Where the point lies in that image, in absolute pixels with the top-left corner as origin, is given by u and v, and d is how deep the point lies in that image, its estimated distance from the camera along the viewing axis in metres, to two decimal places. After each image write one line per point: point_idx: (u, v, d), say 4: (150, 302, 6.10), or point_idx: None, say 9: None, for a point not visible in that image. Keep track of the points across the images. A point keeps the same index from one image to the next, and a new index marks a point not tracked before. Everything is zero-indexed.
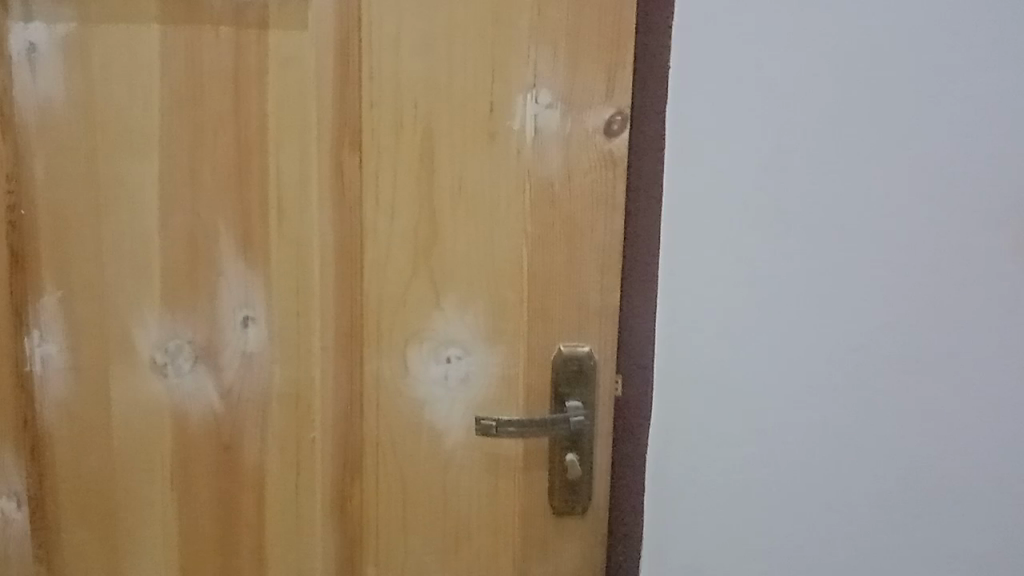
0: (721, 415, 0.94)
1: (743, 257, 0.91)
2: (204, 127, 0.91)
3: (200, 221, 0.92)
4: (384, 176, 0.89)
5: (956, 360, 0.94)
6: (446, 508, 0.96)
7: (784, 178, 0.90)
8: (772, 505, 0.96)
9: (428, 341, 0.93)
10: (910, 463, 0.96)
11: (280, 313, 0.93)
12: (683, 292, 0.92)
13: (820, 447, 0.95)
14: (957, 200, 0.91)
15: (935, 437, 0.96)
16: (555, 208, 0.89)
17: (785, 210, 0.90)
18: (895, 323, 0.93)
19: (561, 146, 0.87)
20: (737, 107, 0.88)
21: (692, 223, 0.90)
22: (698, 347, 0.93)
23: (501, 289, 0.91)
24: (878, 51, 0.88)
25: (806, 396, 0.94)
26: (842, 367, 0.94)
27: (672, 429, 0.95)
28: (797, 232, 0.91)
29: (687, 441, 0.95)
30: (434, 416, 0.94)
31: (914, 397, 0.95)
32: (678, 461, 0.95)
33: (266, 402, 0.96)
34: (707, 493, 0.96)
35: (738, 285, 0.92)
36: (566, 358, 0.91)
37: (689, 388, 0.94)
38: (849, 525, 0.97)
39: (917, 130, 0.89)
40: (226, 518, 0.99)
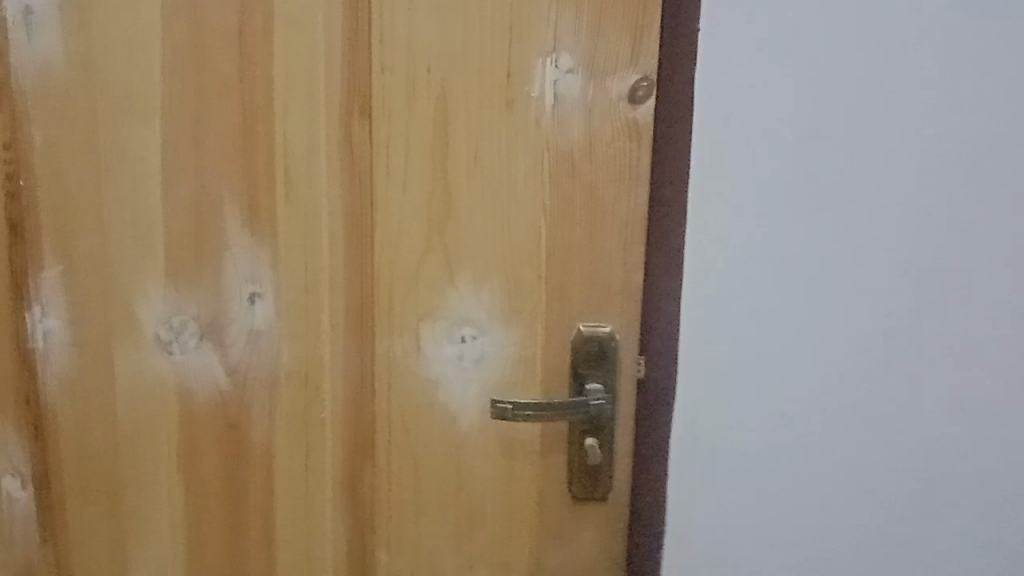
0: (747, 400, 0.90)
1: (773, 238, 0.86)
2: (208, 93, 0.86)
3: (205, 192, 0.88)
4: (396, 146, 0.85)
5: (1000, 345, 0.89)
6: (460, 493, 0.93)
7: (818, 154, 0.84)
8: (799, 497, 0.92)
9: (441, 319, 0.89)
10: (948, 452, 0.91)
11: (287, 289, 0.89)
12: (710, 274, 0.87)
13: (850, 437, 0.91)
14: (1006, 173, 0.85)
15: (975, 425, 0.90)
16: (576, 180, 0.84)
17: (818, 188, 0.85)
18: (935, 305, 0.88)
19: (583, 114, 0.82)
20: (771, 75, 0.83)
21: (720, 201, 0.85)
22: (723, 332, 0.88)
23: (518, 266, 0.87)
24: (924, 14, 0.82)
25: (837, 384, 0.90)
26: (876, 354, 0.89)
27: (695, 417, 0.90)
28: (831, 212, 0.86)
29: (713, 427, 0.91)
30: (448, 396, 0.91)
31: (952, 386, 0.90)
32: (702, 450, 0.91)
33: (274, 381, 0.92)
34: (730, 484, 0.92)
35: (767, 267, 0.87)
36: (587, 339, 0.87)
37: (713, 375, 0.89)
38: (880, 518, 0.92)
39: (962, 102, 0.84)
40: (234, 498, 0.96)
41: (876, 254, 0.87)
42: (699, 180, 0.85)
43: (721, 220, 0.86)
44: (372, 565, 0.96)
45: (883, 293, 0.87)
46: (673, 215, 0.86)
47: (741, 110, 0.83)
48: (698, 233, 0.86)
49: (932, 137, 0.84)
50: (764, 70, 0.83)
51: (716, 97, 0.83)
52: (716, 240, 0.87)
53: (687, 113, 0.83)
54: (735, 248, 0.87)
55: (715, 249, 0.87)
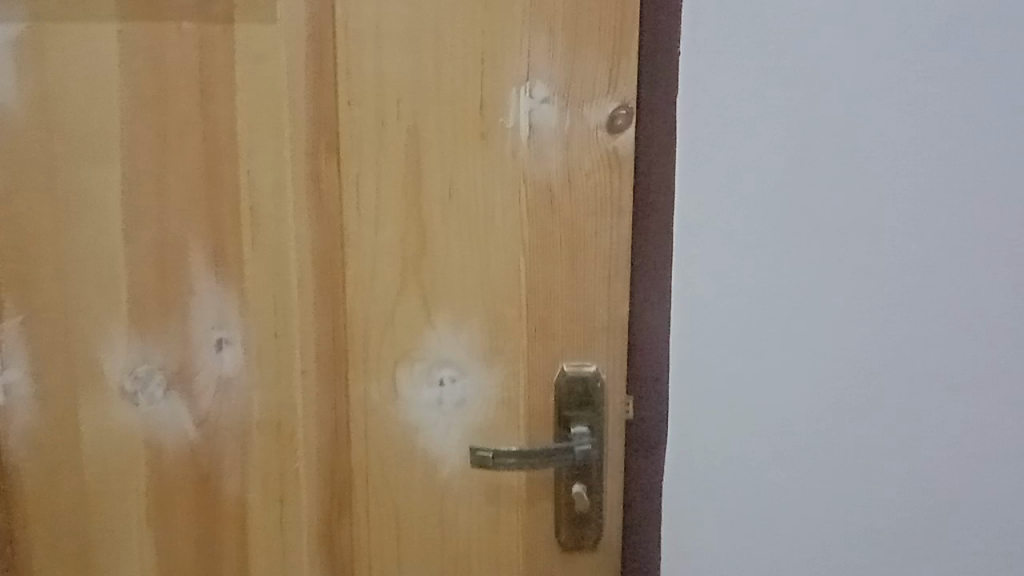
0: (741, 433, 0.89)
1: (759, 266, 0.85)
2: (170, 132, 0.83)
3: (170, 234, 0.85)
4: (366, 182, 0.81)
5: (987, 368, 0.89)
6: (444, 543, 0.88)
7: (801, 181, 0.84)
8: (794, 529, 0.91)
9: (419, 361, 0.85)
10: (940, 478, 0.91)
11: (257, 334, 0.85)
12: (697, 304, 0.86)
13: (842, 463, 0.90)
14: (987, 196, 0.85)
15: (965, 449, 0.90)
16: (555, 214, 0.80)
17: (803, 215, 0.85)
18: (923, 330, 0.88)
19: (561, 144, 0.79)
20: (754, 104, 0.82)
21: (704, 231, 0.85)
22: (713, 363, 0.87)
23: (498, 304, 0.83)
24: (902, 39, 0.82)
25: (828, 411, 0.89)
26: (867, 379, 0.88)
27: (686, 448, 0.89)
28: (816, 238, 0.85)
29: (706, 461, 0.90)
30: (428, 442, 0.86)
31: (941, 407, 0.89)
32: (696, 486, 0.90)
33: (246, 430, 0.88)
34: (723, 515, 0.91)
35: (754, 295, 0.86)
36: (571, 379, 0.83)
37: (703, 406, 0.88)
38: (874, 543, 0.92)
39: (942, 125, 0.84)
40: (208, 555, 0.91)
41: (863, 279, 0.86)
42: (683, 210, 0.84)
43: (706, 250, 0.85)
44: None
45: (872, 319, 0.87)
46: (658, 248, 0.81)
47: (722, 139, 0.83)
48: (683, 264, 0.85)
49: (913, 161, 0.84)
50: (744, 98, 0.82)
51: (700, 127, 0.83)
52: (701, 270, 0.86)
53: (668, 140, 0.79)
54: (721, 277, 0.86)
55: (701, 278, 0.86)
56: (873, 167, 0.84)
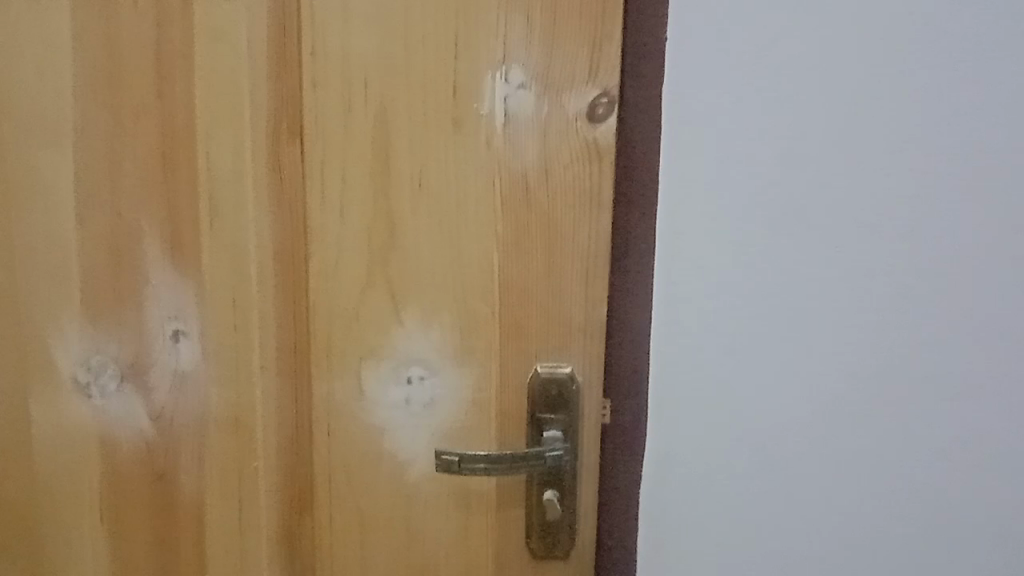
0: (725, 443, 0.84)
1: (752, 266, 0.80)
2: (124, 112, 0.78)
3: (123, 220, 0.80)
4: (332, 169, 0.77)
5: (991, 382, 0.83)
6: (410, 549, 0.84)
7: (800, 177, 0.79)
8: (780, 547, 0.86)
9: (386, 359, 0.80)
10: (936, 497, 0.85)
11: (215, 327, 0.81)
12: (684, 306, 0.81)
13: (838, 477, 0.85)
14: (995, 198, 0.80)
15: (965, 467, 0.85)
16: (531, 207, 0.75)
17: (801, 213, 0.80)
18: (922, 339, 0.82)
19: (538, 134, 0.74)
20: (745, 94, 0.77)
21: (695, 229, 0.80)
22: (701, 370, 0.82)
23: (470, 300, 0.78)
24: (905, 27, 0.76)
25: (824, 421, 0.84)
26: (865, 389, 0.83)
27: (671, 458, 0.84)
28: (815, 239, 0.80)
29: (688, 473, 0.85)
30: (395, 444, 0.82)
31: (948, 418, 0.84)
32: (677, 498, 0.85)
33: (203, 427, 0.84)
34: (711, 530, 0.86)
35: (746, 297, 0.81)
36: (544, 382, 0.79)
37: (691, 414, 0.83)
38: (871, 564, 0.87)
39: (955, 118, 0.78)
40: (162, 557, 0.87)
41: (864, 283, 0.81)
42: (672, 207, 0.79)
43: (697, 248, 0.80)
44: None
45: (867, 326, 0.82)
46: (639, 244, 0.78)
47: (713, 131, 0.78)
48: (671, 264, 0.80)
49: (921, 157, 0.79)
50: (737, 89, 0.77)
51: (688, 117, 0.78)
52: (691, 271, 0.81)
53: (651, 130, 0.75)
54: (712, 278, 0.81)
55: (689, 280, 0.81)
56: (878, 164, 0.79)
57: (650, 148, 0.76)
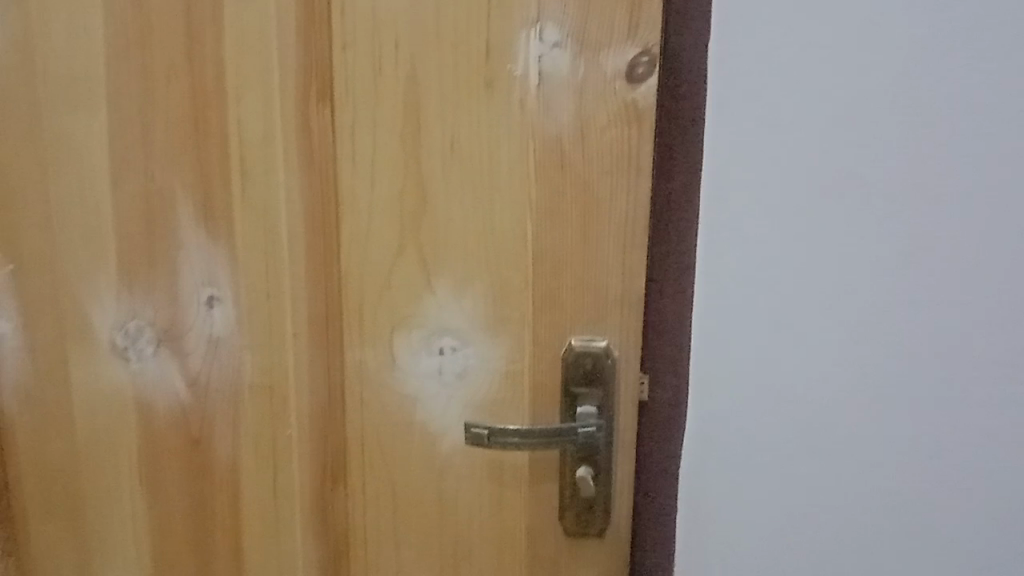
0: (767, 434, 0.81)
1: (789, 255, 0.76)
2: (156, 75, 0.77)
3: (156, 185, 0.79)
4: (362, 133, 0.74)
5: None
6: (442, 521, 0.83)
7: (843, 161, 0.74)
8: (827, 545, 0.83)
9: (418, 328, 0.79)
10: (1006, 499, 0.79)
11: (248, 293, 0.80)
12: (720, 294, 0.78)
13: (877, 473, 0.80)
14: None
15: None
16: (566, 172, 0.72)
17: (841, 199, 0.75)
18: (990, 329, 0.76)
19: (574, 95, 0.70)
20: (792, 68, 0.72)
21: (730, 214, 0.76)
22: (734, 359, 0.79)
23: (503, 270, 0.75)
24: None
25: (865, 417, 0.79)
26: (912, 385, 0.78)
27: (708, 451, 0.82)
28: (859, 226, 0.75)
29: (730, 464, 0.82)
30: (427, 414, 0.81)
31: (1003, 422, 0.78)
32: (718, 490, 0.82)
33: (237, 393, 0.83)
34: (743, 520, 0.83)
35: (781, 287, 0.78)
36: (579, 355, 0.76)
37: (723, 403, 0.81)
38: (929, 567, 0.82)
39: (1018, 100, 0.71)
40: (200, 520, 0.88)
41: (911, 273, 0.75)
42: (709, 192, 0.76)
43: (732, 235, 0.77)
44: None
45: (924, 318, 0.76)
46: (682, 213, 0.74)
47: (750, 112, 0.74)
48: (707, 251, 0.77)
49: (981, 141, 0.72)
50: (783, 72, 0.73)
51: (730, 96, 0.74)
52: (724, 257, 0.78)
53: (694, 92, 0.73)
54: (746, 265, 0.78)
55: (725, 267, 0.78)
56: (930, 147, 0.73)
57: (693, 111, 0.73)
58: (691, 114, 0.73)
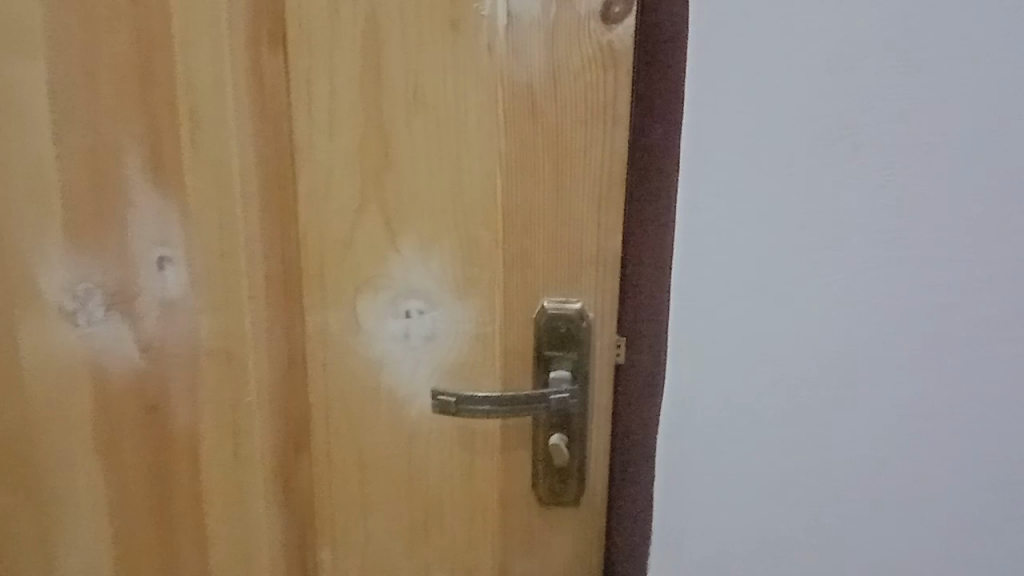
0: (742, 397, 0.83)
1: (769, 211, 0.77)
2: (96, 17, 0.71)
3: (102, 137, 0.74)
4: (319, 79, 0.69)
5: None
6: (411, 490, 0.79)
7: (823, 118, 0.75)
8: (795, 503, 0.85)
9: (383, 290, 0.74)
10: (962, 456, 0.82)
11: (202, 252, 0.76)
12: (699, 251, 0.79)
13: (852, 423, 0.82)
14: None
15: (994, 427, 0.81)
16: (537, 122, 0.67)
17: (819, 156, 0.76)
18: (953, 295, 0.78)
19: (546, 36, 0.65)
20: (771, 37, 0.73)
21: (712, 172, 0.77)
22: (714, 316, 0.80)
23: (472, 226, 0.71)
24: None
25: (840, 370, 0.81)
26: (886, 338, 0.80)
27: (685, 413, 0.83)
28: (839, 181, 0.76)
29: (706, 425, 0.83)
30: (394, 380, 0.77)
31: (969, 372, 0.80)
32: (693, 450, 0.84)
33: (194, 358, 0.79)
34: (725, 472, 0.85)
35: (763, 243, 0.78)
36: (552, 317, 0.72)
37: (705, 359, 0.82)
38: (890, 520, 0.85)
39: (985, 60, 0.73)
40: (159, 489, 0.84)
41: (888, 227, 0.77)
42: (688, 148, 0.76)
43: (714, 192, 0.77)
44: (314, 563, 0.84)
45: (892, 283, 0.78)
46: (662, 165, 0.69)
47: (732, 70, 0.74)
48: (688, 208, 0.77)
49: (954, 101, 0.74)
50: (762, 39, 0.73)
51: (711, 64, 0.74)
52: (705, 215, 0.78)
53: (676, 33, 0.66)
54: (728, 223, 0.78)
55: (704, 225, 0.78)
56: (906, 106, 0.74)
57: (674, 55, 0.66)
58: (672, 57, 0.66)
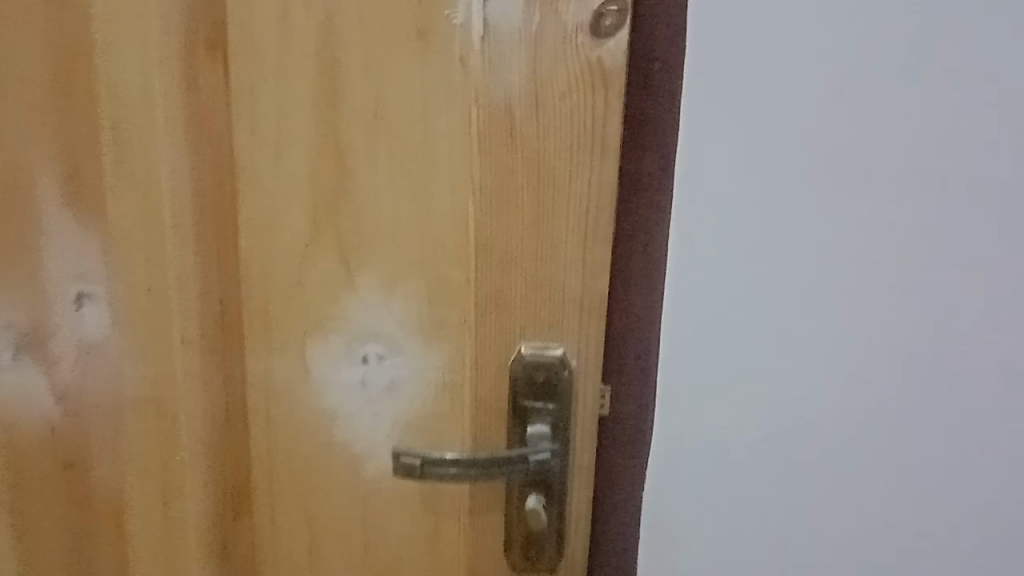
0: (737, 458, 0.73)
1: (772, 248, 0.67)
2: (3, 17, 0.61)
3: (10, 155, 0.64)
4: (264, 94, 0.60)
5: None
6: (367, 558, 0.70)
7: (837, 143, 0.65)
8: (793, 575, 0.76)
9: (338, 332, 0.66)
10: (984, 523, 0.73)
11: (128, 289, 0.66)
12: (694, 292, 0.69)
13: (860, 485, 0.73)
14: None
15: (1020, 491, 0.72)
16: (516, 148, 0.59)
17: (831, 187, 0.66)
18: (977, 347, 0.69)
19: (527, 50, 0.57)
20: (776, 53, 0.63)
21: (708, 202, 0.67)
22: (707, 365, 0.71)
23: (440, 263, 0.63)
24: None
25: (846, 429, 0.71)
26: (900, 392, 0.70)
27: (673, 475, 0.74)
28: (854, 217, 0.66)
29: (696, 488, 0.74)
30: (349, 435, 0.68)
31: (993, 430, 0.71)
32: (682, 516, 0.74)
33: (118, 409, 0.69)
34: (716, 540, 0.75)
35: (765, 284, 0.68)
36: (530, 366, 0.64)
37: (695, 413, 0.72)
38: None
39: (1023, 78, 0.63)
40: (77, 556, 0.73)
41: (905, 272, 0.67)
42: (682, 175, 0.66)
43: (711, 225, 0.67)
44: None
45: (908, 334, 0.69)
46: (656, 195, 0.61)
47: (731, 94, 0.64)
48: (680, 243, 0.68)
49: (983, 131, 0.64)
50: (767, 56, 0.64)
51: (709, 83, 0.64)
52: (700, 251, 0.68)
53: (673, 50, 0.58)
54: (724, 261, 0.68)
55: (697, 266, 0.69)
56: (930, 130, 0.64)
57: (672, 74, 0.59)
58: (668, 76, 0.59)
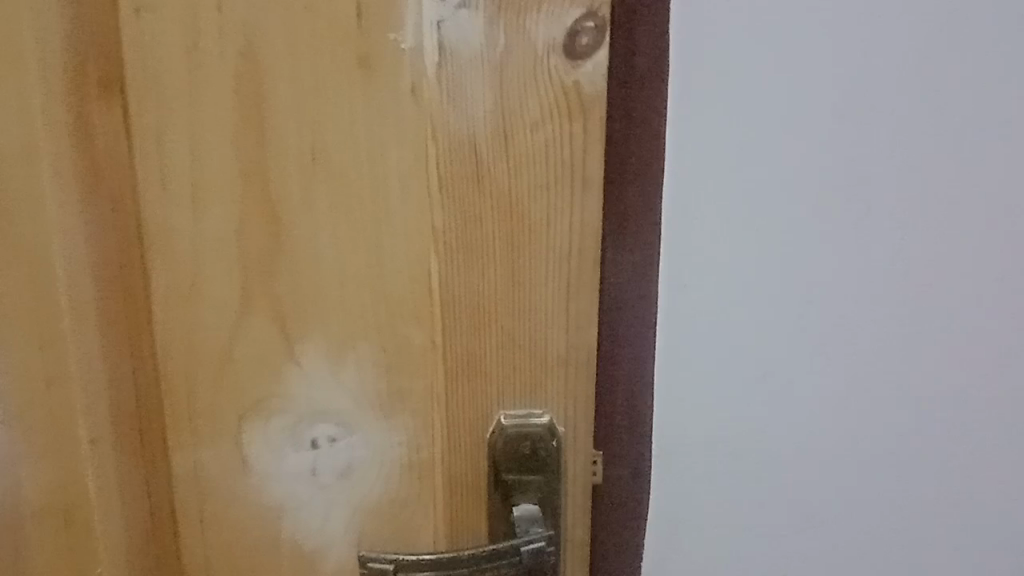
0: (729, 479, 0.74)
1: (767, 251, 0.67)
2: None
3: None
4: (175, 140, 0.50)
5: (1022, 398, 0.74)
6: None
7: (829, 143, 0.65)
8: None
9: (282, 415, 0.56)
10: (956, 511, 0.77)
11: (19, 383, 0.56)
12: (688, 301, 0.68)
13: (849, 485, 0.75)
14: None
15: (989, 481, 0.76)
16: (484, 190, 0.50)
17: (824, 187, 0.66)
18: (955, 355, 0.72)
19: (491, 77, 0.48)
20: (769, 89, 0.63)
21: (701, 210, 0.66)
22: (704, 372, 0.71)
23: (398, 327, 0.54)
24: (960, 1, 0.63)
25: (835, 441, 0.73)
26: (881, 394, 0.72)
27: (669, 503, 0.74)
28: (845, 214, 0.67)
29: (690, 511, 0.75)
30: (301, 531, 0.58)
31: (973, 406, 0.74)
32: (681, 537, 0.75)
33: (16, 521, 0.59)
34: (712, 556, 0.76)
35: (761, 288, 0.68)
36: (512, 439, 0.55)
37: (693, 421, 0.72)
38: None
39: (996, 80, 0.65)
40: None
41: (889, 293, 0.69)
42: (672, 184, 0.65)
43: (706, 234, 0.66)
44: None
45: (895, 350, 0.71)
46: (642, 234, 0.54)
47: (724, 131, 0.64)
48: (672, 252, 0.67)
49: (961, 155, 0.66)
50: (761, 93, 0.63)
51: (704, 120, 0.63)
52: (695, 260, 0.67)
53: (655, 69, 0.51)
54: (721, 267, 0.67)
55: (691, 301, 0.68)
56: (918, 125, 0.65)
57: (654, 95, 0.52)
58: (649, 98, 0.52)
